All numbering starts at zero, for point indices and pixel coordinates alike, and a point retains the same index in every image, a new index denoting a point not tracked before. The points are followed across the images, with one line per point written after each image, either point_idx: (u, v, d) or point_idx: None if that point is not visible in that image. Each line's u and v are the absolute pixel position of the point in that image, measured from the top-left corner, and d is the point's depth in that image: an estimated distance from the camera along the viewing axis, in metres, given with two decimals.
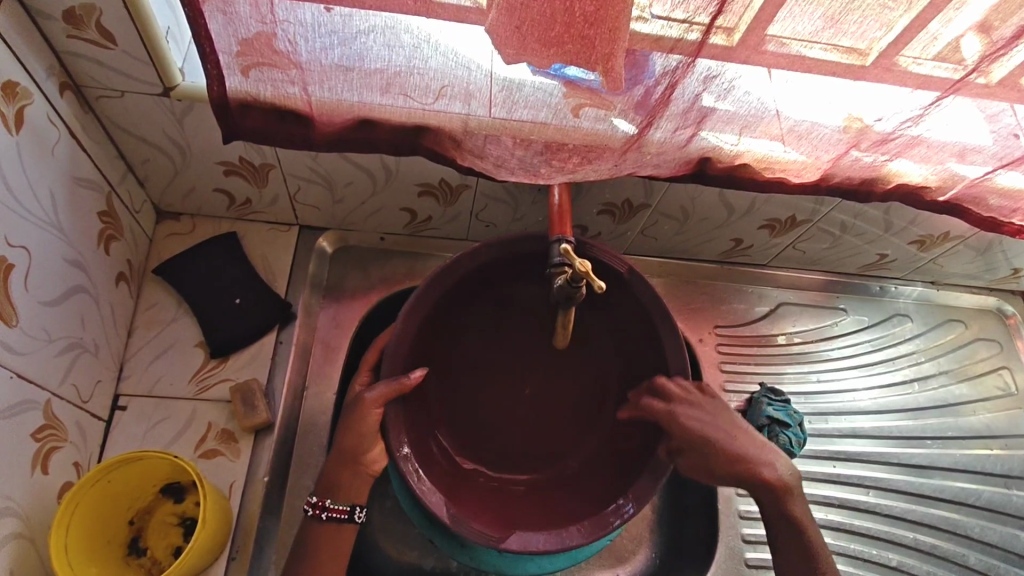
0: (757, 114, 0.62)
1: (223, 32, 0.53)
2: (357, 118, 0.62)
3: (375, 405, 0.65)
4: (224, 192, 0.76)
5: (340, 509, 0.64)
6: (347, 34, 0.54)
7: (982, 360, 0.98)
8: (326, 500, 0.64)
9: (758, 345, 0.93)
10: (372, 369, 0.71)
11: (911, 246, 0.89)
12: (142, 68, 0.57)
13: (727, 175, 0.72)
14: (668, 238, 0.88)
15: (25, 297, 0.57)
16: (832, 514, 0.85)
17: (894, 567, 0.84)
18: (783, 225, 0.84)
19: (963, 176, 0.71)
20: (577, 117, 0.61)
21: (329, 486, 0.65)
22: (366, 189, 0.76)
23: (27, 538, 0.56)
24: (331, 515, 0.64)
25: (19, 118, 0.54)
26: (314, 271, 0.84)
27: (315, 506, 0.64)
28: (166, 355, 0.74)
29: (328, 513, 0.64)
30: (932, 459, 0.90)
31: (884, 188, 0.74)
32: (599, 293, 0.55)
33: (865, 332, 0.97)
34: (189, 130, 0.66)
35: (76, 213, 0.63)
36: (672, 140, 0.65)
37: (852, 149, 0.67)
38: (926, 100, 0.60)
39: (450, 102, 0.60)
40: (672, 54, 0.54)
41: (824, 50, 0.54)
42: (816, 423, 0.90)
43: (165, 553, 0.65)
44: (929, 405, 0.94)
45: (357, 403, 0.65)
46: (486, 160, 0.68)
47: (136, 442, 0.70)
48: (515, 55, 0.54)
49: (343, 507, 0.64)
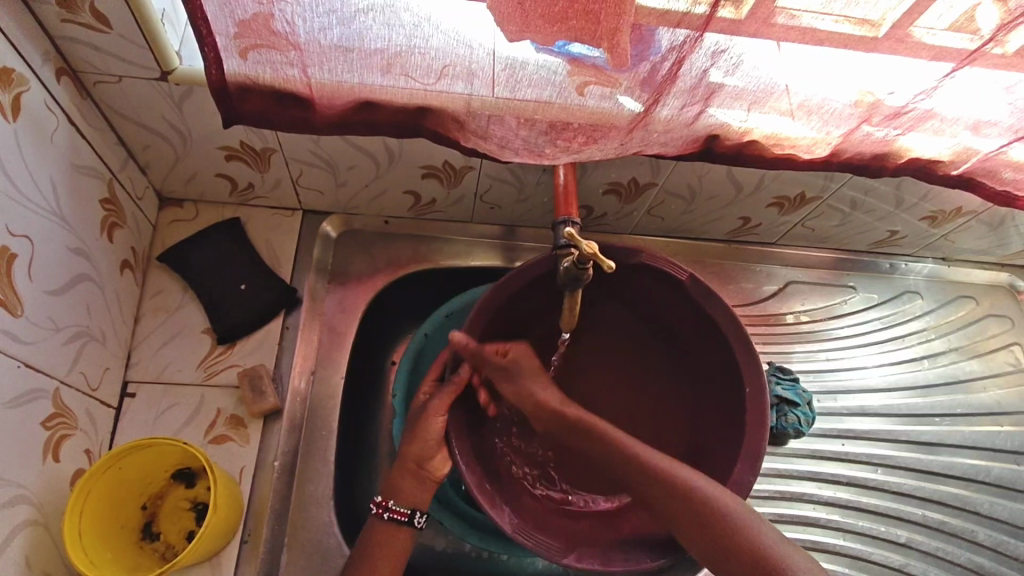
0: (766, 88, 0.61)
1: (220, 14, 0.52)
2: (358, 100, 0.61)
3: (436, 414, 0.65)
4: (226, 177, 0.76)
5: (400, 511, 0.64)
6: (345, 13, 0.53)
7: (993, 337, 0.98)
8: (388, 500, 0.64)
9: (766, 324, 0.93)
10: (435, 380, 0.69)
11: (923, 222, 0.88)
12: (139, 52, 0.56)
13: (736, 153, 0.70)
14: (675, 217, 0.87)
15: (30, 287, 0.57)
16: (840, 492, 0.86)
17: (902, 543, 0.84)
18: (792, 203, 0.83)
19: (978, 149, 0.69)
20: (583, 95, 0.60)
21: (392, 488, 0.65)
22: (369, 172, 0.76)
23: (42, 525, 0.57)
24: (392, 517, 0.63)
25: (16, 105, 0.54)
26: (319, 255, 0.83)
27: (378, 506, 0.64)
28: (173, 342, 0.74)
29: (389, 513, 0.64)
30: (941, 437, 0.90)
31: (896, 163, 0.72)
32: (609, 273, 0.55)
33: (875, 309, 0.96)
34: (189, 114, 0.65)
35: (77, 200, 0.63)
36: (680, 117, 0.64)
37: (863, 123, 0.66)
38: (941, 72, 0.58)
39: (453, 81, 0.59)
40: (679, 28, 0.53)
41: (835, 21, 0.53)
42: (825, 402, 0.90)
43: (178, 537, 0.66)
44: (939, 382, 0.93)
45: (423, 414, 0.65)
46: (490, 140, 0.67)
47: (146, 428, 0.70)
48: (518, 32, 0.53)
49: (405, 509, 0.64)
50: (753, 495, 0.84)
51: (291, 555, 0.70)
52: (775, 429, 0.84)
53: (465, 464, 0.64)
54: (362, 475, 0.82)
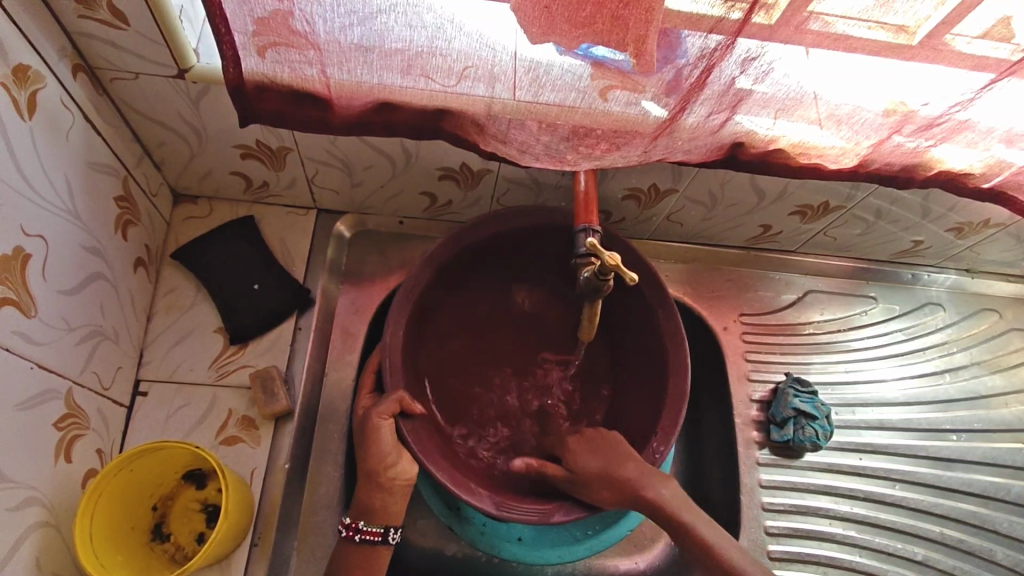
0: (795, 97, 0.59)
1: (239, 12, 0.50)
2: (377, 101, 0.60)
3: (384, 417, 0.63)
4: (241, 174, 0.75)
5: (372, 531, 0.63)
6: (366, 13, 0.51)
7: (1015, 351, 0.96)
8: (360, 521, 0.63)
9: (784, 333, 0.91)
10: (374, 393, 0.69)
11: (949, 234, 0.86)
12: (156, 48, 0.55)
13: (760, 161, 0.69)
14: (693, 224, 0.85)
15: (43, 287, 0.56)
16: (856, 507, 0.84)
17: (919, 561, 0.83)
18: (815, 211, 0.81)
19: (1012, 162, 0.67)
20: (606, 99, 0.58)
21: (365, 507, 0.64)
22: (385, 172, 0.74)
23: (52, 526, 0.57)
24: (364, 538, 0.63)
25: (32, 103, 0.53)
26: (333, 256, 0.82)
27: (349, 528, 0.63)
28: (186, 340, 0.74)
29: (361, 535, 0.63)
30: (961, 453, 0.88)
31: (925, 175, 0.70)
32: (630, 285, 0.53)
33: (895, 321, 0.94)
34: (205, 112, 0.64)
35: (91, 198, 0.62)
36: (706, 124, 0.62)
37: (894, 134, 0.64)
38: (979, 83, 0.56)
39: (473, 84, 0.58)
40: (711, 34, 0.51)
41: (871, 28, 0.51)
42: (843, 415, 0.88)
43: (188, 539, 0.65)
44: (960, 397, 0.92)
45: (371, 423, 0.64)
46: (510, 145, 0.65)
47: (158, 428, 0.69)
48: (542, 35, 0.51)
49: (377, 530, 0.63)
50: (768, 508, 0.82)
51: (301, 560, 0.69)
52: (792, 441, 0.83)
53: (431, 462, 0.65)
54: None
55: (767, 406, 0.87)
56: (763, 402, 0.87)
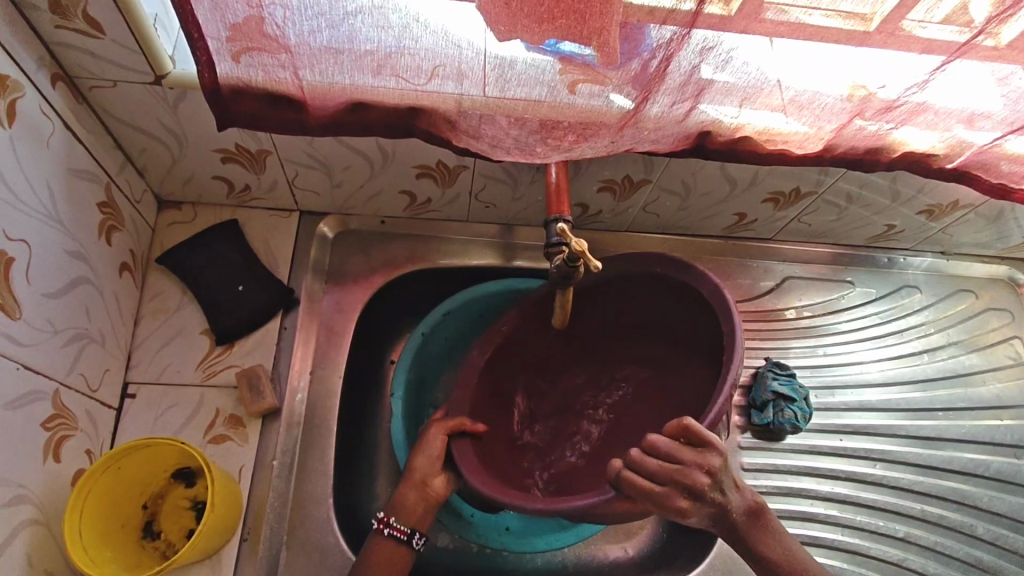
0: (757, 84, 0.61)
1: (211, 18, 0.52)
2: (350, 101, 0.62)
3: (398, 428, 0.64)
4: (223, 179, 0.76)
5: (401, 529, 0.64)
6: (335, 16, 0.53)
7: (993, 330, 0.97)
8: (391, 515, 0.64)
9: (763, 319, 0.93)
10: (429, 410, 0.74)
11: (920, 216, 0.88)
12: (132, 56, 0.57)
13: (730, 148, 0.71)
14: (670, 214, 0.87)
15: (28, 290, 0.58)
16: (839, 486, 0.85)
17: (901, 538, 0.84)
18: (787, 198, 0.83)
19: (972, 142, 0.69)
20: (572, 93, 0.60)
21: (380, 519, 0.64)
22: (364, 172, 0.76)
23: (42, 524, 0.58)
24: (393, 534, 0.64)
25: (11, 111, 0.55)
26: (316, 256, 0.84)
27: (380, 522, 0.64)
28: (172, 342, 0.75)
29: (391, 529, 0.64)
30: (941, 431, 0.90)
31: (889, 158, 0.72)
32: (595, 272, 0.57)
33: (872, 304, 0.96)
34: (184, 118, 0.65)
35: (73, 204, 0.63)
36: (671, 114, 0.64)
37: (855, 118, 0.65)
38: (932, 65, 0.58)
39: (443, 81, 0.59)
40: (666, 25, 0.53)
41: (825, 15, 0.53)
42: (824, 397, 0.90)
43: (178, 535, 0.66)
44: (938, 376, 0.93)
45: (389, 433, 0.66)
46: (482, 140, 0.67)
47: (148, 428, 0.71)
48: (507, 32, 0.53)
49: (406, 527, 0.64)
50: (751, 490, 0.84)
51: (290, 553, 0.70)
52: (771, 424, 0.84)
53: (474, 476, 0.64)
54: (361, 472, 0.82)
55: (748, 391, 0.88)
56: (743, 388, 0.88)
